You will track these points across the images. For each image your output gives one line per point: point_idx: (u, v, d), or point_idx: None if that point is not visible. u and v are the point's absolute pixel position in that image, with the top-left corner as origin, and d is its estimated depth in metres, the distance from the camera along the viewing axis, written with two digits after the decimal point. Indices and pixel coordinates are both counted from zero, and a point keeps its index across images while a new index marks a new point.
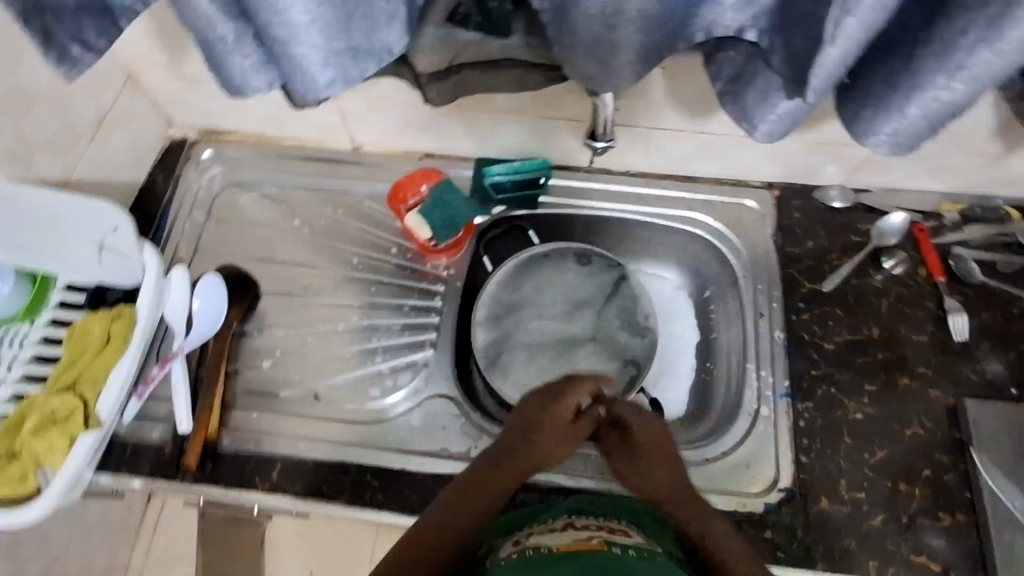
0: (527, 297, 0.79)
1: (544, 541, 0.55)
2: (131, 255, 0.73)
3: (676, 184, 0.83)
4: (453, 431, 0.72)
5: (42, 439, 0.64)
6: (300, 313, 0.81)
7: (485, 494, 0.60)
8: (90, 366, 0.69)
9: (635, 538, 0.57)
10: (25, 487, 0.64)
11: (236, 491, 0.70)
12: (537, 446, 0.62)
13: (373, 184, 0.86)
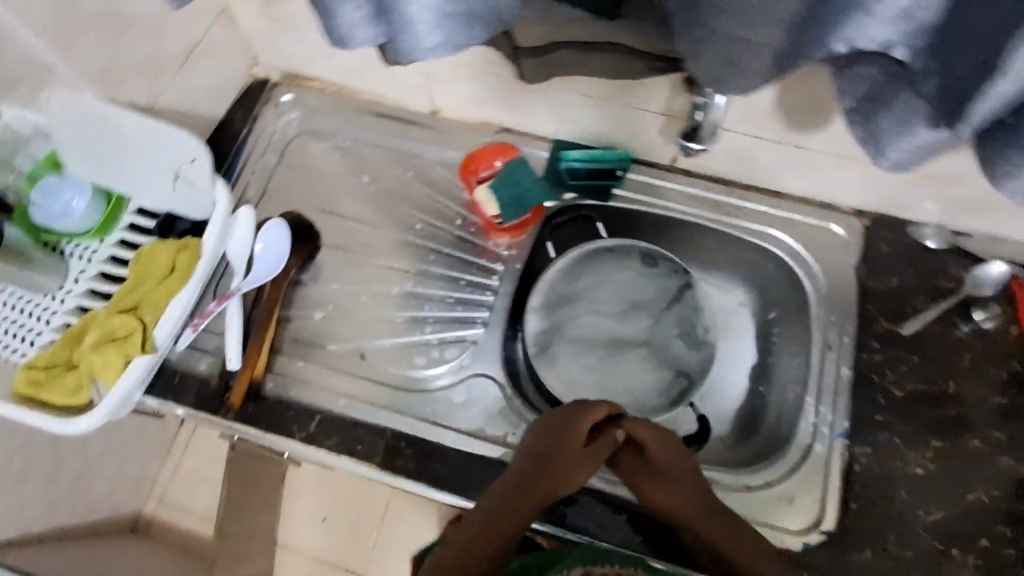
0: (584, 290, 0.77)
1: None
2: (202, 190, 0.73)
3: (759, 198, 0.79)
4: (490, 413, 0.72)
5: (100, 355, 0.66)
6: (357, 271, 0.81)
7: (511, 520, 0.59)
8: (151, 291, 0.70)
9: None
10: (78, 399, 0.66)
11: (271, 436, 0.69)
12: (557, 465, 0.61)
13: (446, 151, 0.84)
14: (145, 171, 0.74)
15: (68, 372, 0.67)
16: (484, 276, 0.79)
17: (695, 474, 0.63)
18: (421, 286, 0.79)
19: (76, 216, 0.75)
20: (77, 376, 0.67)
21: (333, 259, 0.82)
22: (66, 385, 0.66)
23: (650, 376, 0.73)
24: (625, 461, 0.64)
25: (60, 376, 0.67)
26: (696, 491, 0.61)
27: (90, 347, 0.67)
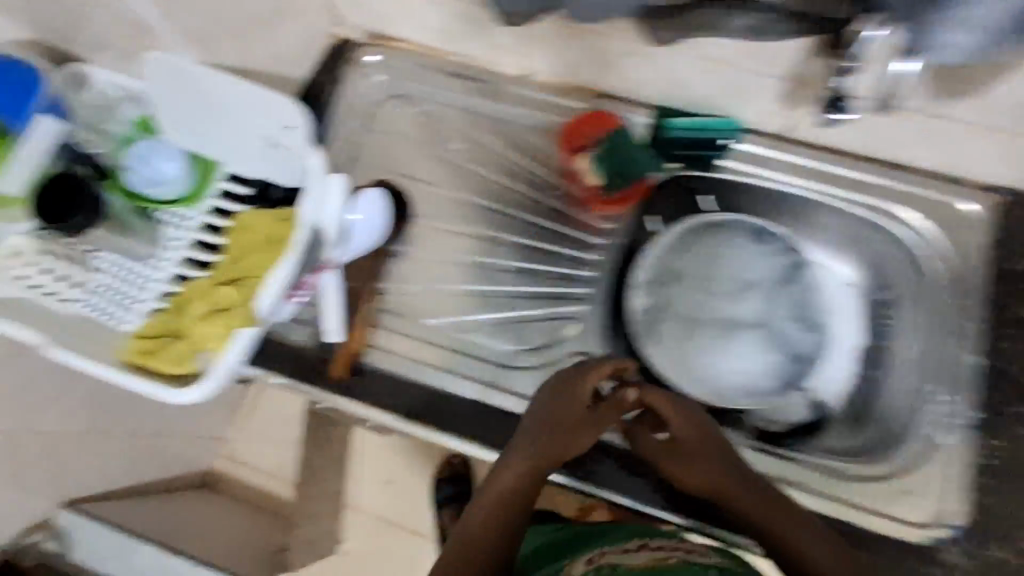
0: (692, 267, 0.75)
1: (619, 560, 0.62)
2: (297, 158, 0.69)
3: (880, 169, 0.71)
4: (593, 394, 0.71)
5: (207, 327, 0.66)
6: (451, 243, 0.80)
7: (528, 488, 0.64)
8: (252, 265, 0.68)
9: (711, 556, 0.62)
10: (184, 369, 0.66)
11: (376, 411, 0.71)
12: (573, 435, 0.65)
13: (542, 117, 0.80)
14: (239, 135, 0.71)
15: (175, 342, 0.67)
16: (583, 252, 0.77)
17: (718, 445, 0.65)
18: (520, 261, 0.78)
19: (171, 182, 0.73)
20: (184, 347, 0.66)
21: (424, 230, 0.80)
22: (174, 355, 0.66)
23: (763, 358, 0.71)
24: (640, 435, 0.68)
25: (168, 345, 0.67)
26: (714, 459, 0.64)
27: (196, 318, 0.66)
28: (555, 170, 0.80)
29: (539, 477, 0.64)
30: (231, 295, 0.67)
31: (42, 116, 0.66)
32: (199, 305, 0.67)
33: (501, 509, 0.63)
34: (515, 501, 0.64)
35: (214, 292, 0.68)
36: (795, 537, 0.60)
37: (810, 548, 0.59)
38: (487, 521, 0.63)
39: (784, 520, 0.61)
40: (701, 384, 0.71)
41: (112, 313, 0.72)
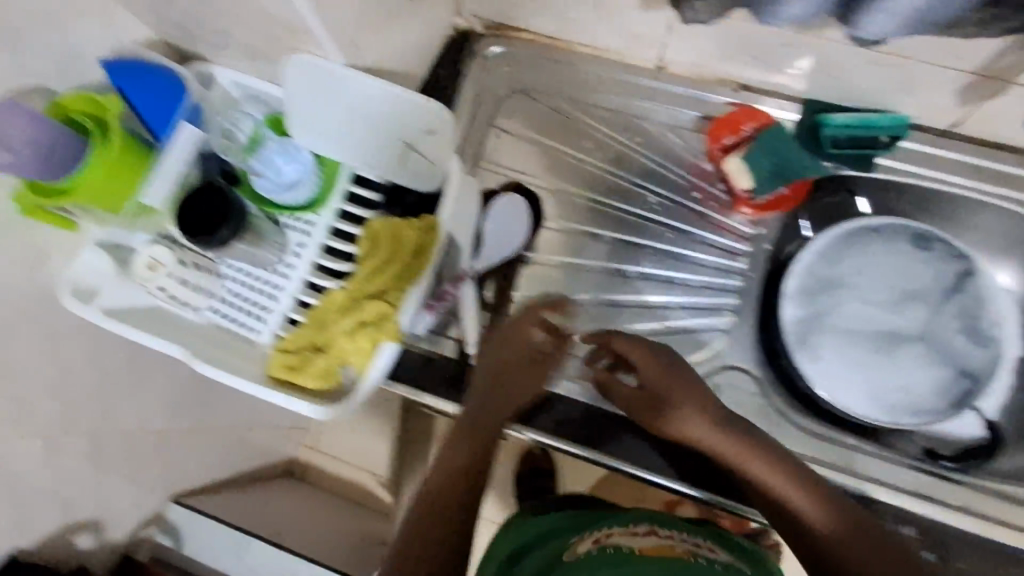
0: (848, 274, 0.70)
1: (623, 541, 0.61)
2: (436, 162, 0.68)
3: None
4: (749, 411, 0.68)
5: (351, 344, 0.65)
6: (583, 247, 0.76)
7: (482, 448, 0.65)
8: (389, 278, 0.67)
9: (719, 555, 0.62)
10: (331, 383, 0.66)
11: (522, 428, 0.67)
12: (518, 381, 0.66)
13: (682, 113, 0.75)
14: (374, 140, 0.69)
15: (319, 357, 0.67)
16: (730, 258, 0.73)
17: (699, 396, 0.62)
18: (660, 267, 0.74)
19: (301, 185, 0.71)
20: (329, 362, 0.66)
21: (555, 236, 0.76)
22: (319, 371, 0.66)
23: (927, 373, 0.67)
24: (614, 388, 0.66)
25: (312, 360, 0.66)
26: (686, 407, 0.62)
27: (338, 333, 0.66)
28: (696, 171, 0.75)
29: (488, 433, 0.65)
30: (371, 311, 0.65)
31: (183, 123, 0.63)
32: (338, 319, 0.67)
33: (445, 459, 0.65)
34: (456, 455, 0.65)
35: (353, 307, 0.67)
36: (804, 505, 0.57)
37: (812, 514, 0.57)
38: (455, 478, 0.64)
39: (773, 478, 0.59)
40: (864, 402, 0.67)
41: (244, 322, 0.73)
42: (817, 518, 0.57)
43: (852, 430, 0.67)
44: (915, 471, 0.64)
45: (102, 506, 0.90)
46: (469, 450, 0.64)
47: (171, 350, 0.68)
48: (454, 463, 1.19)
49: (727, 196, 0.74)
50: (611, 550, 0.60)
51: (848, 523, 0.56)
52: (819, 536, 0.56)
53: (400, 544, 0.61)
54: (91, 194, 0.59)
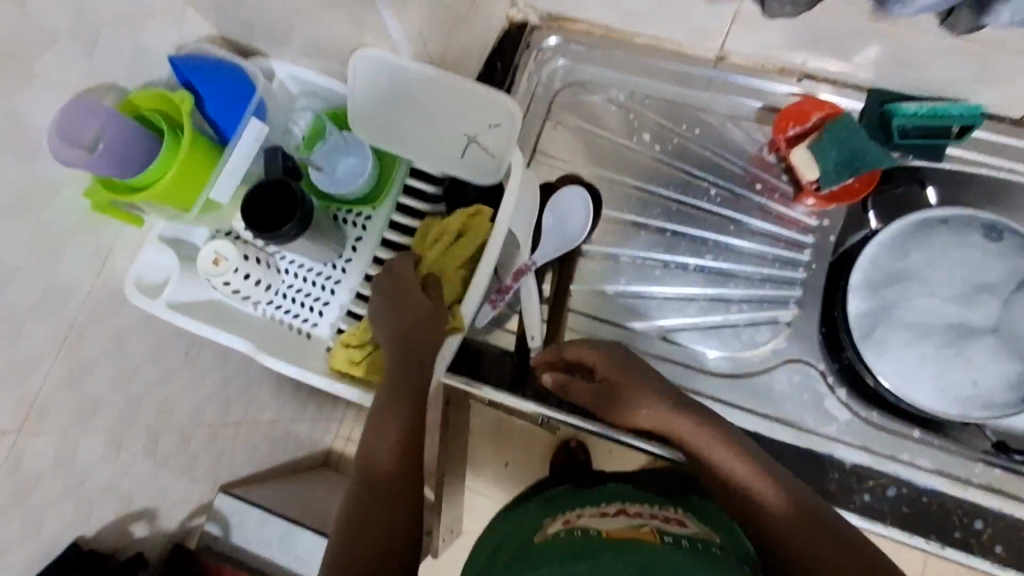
0: (917, 266, 0.68)
1: (593, 525, 0.58)
2: (497, 155, 0.67)
3: None
4: (814, 405, 0.67)
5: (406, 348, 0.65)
6: (640, 239, 0.74)
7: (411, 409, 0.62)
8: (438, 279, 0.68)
9: (689, 529, 0.59)
10: None
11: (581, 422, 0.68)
12: (421, 349, 0.63)
13: (744, 103, 0.75)
14: (436, 135, 0.68)
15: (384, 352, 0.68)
16: (794, 251, 0.71)
17: (651, 385, 0.63)
18: (723, 260, 0.72)
19: (355, 183, 0.71)
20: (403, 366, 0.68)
21: (614, 227, 0.75)
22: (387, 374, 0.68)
23: (1000, 367, 0.65)
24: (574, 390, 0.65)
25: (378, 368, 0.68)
26: (641, 393, 0.63)
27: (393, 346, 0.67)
28: (757, 162, 0.74)
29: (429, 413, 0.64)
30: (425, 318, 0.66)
31: (252, 118, 0.62)
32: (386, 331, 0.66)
33: (372, 422, 0.62)
34: (383, 425, 0.62)
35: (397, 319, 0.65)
36: (750, 479, 0.56)
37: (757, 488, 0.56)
38: (378, 455, 0.61)
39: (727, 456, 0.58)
40: (934, 397, 0.65)
41: (302, 316, 0.74)
42: (771, 498, 0.55)
43: (922, 426, 0.65)
44: (984, 465, 0.63)
45: (155, 497, 0.91)
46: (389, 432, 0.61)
47: (236, 344, 0.69)
48: (492, 452, 1.21)
49: (790, 187, 0.73)
50: (580, 534, 0.57)
51: (799, 502, 0.55)
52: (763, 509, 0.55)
53: (345, 522, 0.58)
54: (166, 189, 0.60)
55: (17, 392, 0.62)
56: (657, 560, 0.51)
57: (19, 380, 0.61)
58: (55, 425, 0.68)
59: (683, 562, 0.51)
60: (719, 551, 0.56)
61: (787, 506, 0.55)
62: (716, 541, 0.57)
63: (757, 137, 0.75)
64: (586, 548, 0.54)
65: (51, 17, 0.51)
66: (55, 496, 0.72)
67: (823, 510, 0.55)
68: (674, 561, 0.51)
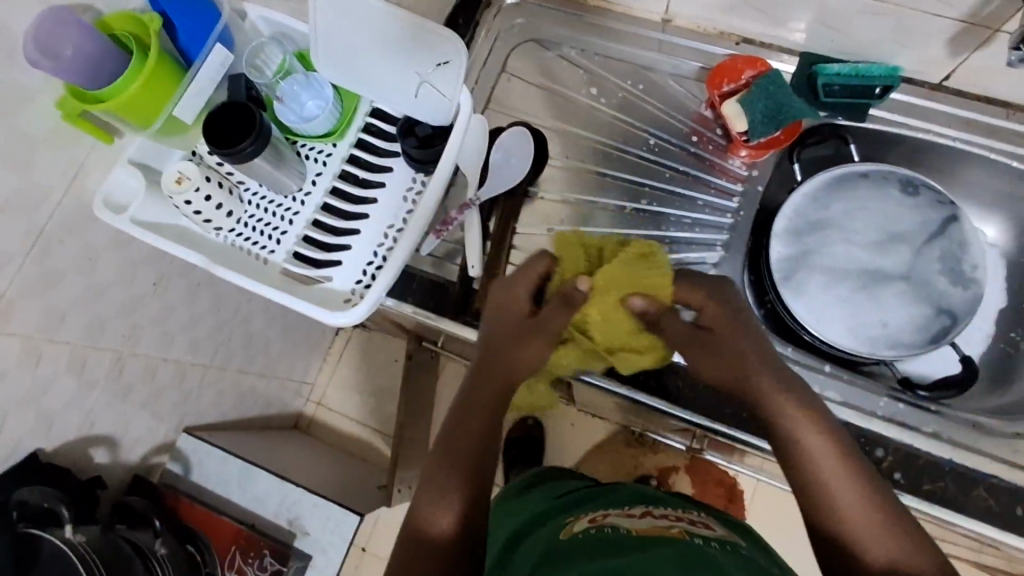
0: (836, 216, 0.73)
1: (620, 523, 0.60)
2: (448, 95, 0.72)
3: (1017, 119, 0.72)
4: None
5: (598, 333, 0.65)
6: (585, 185, 0.79)
7: (459, 459, 0.62)
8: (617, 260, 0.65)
9: (716, 530, 0.61)
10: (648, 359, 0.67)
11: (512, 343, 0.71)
12: (484, 395, 0.65)
13: (686, 63, 0.79)
14: (391, 74, 0.73)
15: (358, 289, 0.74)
16: (726, 198, 0.76)
17: (744, 344, 0.61)
18: (658, 205, 0.77)
19: (317, 118, 0.77)
20: (626, 359, 0.66)
21: (557, 172, 0.80)
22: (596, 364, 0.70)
23: (909, 311, 0.70)
24: (666, 322, 0.64)
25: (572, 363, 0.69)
26: (732, 343, 0.62)
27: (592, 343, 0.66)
28: (696, 117, 0.79)
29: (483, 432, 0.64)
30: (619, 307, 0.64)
31: (216, 44, 0.68)
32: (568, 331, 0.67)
33: (423, 501, 0.60)
34: (444, 491, 0.60)
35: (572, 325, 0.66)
36: (848, 504, 0.54)
37: (855, 513, 0.54)
38: (442, 520, 0.58)
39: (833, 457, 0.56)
40: (844, 335, 0.70)
41: (260, 244, 0.77)
42: (845, 503, 0.54)
43: (835, 362, 0.70)
44: (889, 399, 0.67)
45: (118, 425, 0.93)
46: (436, 491, 0.60)
47: (193, 258, 0.73)
48: None
49: (723, 140, 0.78)
50: (608, 530, 0.59)
51: (905, 543, 0.52)
52: (860, 534, 0.53)
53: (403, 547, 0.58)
54: (128, 103, 0.63)
55: None
56: (690, 550, 0.53)
57: None
58: (14, 328, 0.70)
59: (719, 556, 0.53)
60: (750, 553, 0.57)
61: (886, 536, 0.52)
62: (742, 543, 0.60)
63: (697, 95, 0.79)
64: (617, 543, 0.56)
65: None
66: (16, 401, 0.74)
67: (920, 551, 0.52)
68: (712, 555, 0.52)
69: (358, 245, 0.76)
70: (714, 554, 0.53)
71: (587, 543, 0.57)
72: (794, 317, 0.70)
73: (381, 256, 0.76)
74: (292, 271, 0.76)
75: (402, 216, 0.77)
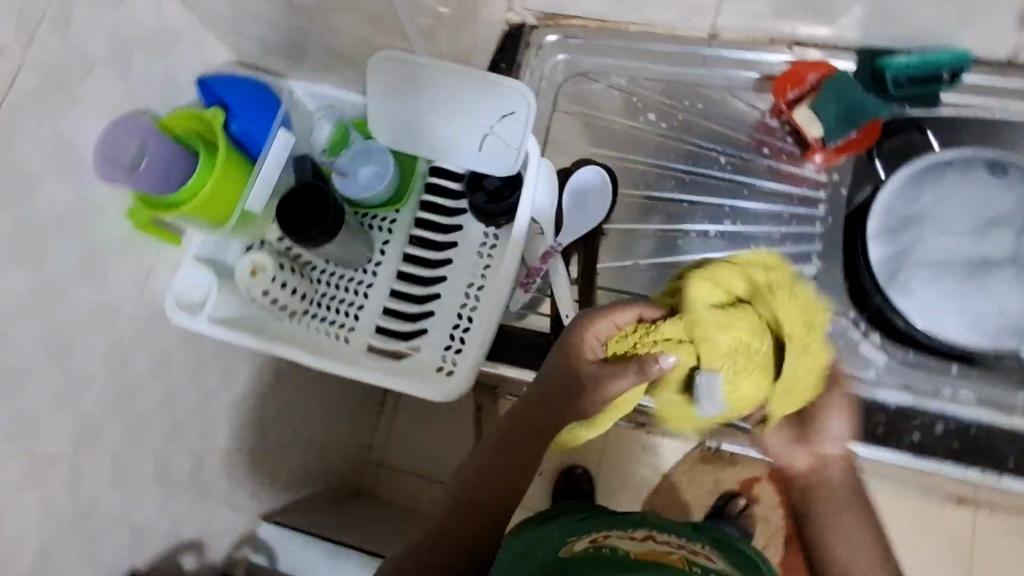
0: (930, 209, 0.70)
1: (620, 545, 0.56)
2: (515, 144, 0.69)
3: None
4: (850, 351, 0.70)
5: (737, 333, 0.52)
6: (658, 210, 0.78)
7: (487, 499, 0.62)
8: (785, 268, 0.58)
9: (718, 563, 0.57)
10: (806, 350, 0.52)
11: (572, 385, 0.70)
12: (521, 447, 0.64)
13: (740, 75, 0.78)
14: (450, 130, 0.71)
15: (450, 361, 0.72)
16: (809, 207, 0.75)
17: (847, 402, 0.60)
18: (742, 224, 0.76)
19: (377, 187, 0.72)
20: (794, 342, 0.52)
21: (632, 204, 0.79)
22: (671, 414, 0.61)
23: None
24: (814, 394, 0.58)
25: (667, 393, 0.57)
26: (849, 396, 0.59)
27: (729, 331, 0.52)
28: (761, 127, 0.78)
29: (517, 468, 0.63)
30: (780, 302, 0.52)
31: (280, 129, 0.68)
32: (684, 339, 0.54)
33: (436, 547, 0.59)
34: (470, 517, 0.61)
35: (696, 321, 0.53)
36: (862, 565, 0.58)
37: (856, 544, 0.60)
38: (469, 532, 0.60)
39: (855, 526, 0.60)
40: (966, 331, 0.67)
41: (339, 322, 0.75)
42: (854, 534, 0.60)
43: (960, 360, 0.69)
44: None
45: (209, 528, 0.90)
46: (463, 511, 0.61)
47: (281, 349, 0.69)
48: None
49: (796, 148, 0.77)
50: (606, 550, 0.55)
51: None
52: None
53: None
54: (202, 204, 0.63)
55: (73, 413, 0.61)
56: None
57: (72, 401, 0.61)
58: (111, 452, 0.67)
59: None
60: None
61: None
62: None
63: (758, 105, 0.78)
64: (612, 564, 0.52)
65: (93, 41, 0.54)
66: (114, 521, 0.69)
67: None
68: None
69: (443, 309, 0.74)
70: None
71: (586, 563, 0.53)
72: (911, 322, 0.67)
73: (466, 316, 0.73)
74: (379, 347, 0.74)
75: (481, 273, 0.74)
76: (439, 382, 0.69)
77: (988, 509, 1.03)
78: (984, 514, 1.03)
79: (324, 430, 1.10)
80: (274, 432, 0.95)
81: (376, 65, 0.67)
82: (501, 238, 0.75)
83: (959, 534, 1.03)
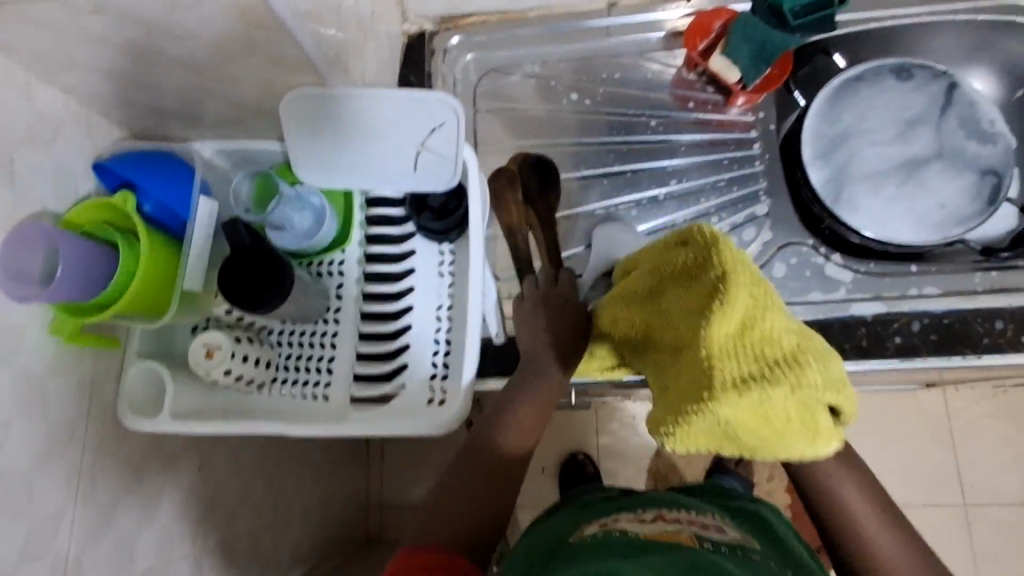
0: (853, 124, 0.76)
1: (628, 527, 0.54)
2: (450, 155, 0.67)
3: None
4: (820, 276, 0.74)
5: (755, 293, 0.39)
6: (604, 186, 0.79)
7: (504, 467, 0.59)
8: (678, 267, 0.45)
9: (728, 534, 0.55)
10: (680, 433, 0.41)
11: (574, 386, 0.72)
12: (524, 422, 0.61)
13: (646, 38, 0.79)
14: (377, 153, 0.68)
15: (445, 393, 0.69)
16: (745, 149, 0.79)
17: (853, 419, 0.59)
18: (686, 181, 0.78)
19: (319, 231, 0.69)
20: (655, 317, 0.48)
21: (573, 188, 0.79)
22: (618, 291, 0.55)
23: (954, 183, 0.75)
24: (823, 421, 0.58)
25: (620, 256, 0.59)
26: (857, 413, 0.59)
27: (697, 311, 0.41)
28: (678, 83, 0.79)
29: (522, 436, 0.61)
30: (744, 379, 0.38)
31: (200, 195, 0.64)
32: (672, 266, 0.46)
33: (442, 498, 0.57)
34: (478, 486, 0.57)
35: (728, 273, 0.40)
36: None
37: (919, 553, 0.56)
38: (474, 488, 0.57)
39: None
40: (915, 231, 0.73)
41: (312, 381, 0.71)
42: None
43: (916, 259, 0.74)
44: (980, 272, 0.72)
45: None
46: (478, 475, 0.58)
47: (237, 428, 0.63)
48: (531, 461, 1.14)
49: (718, 95, 0.79)
50: (615, 534, 0.53)
51: None
52: None
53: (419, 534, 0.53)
54: (137, 297, 0.59)
55: (48, 559, 0.54)
56: (688, 555, 0.47)
57: (41, 549, 0.54)
58: None
59: (722, 560, 0.47)
60: (761, 558, 0.52)
61: None
62: (756, 547, 0.54)
63: (669, 63, 0.80)
64: (618, 546, 0.50)
65: None
66: None
67: None
68: (710, 560, 0.46)
69: (419, 337, 0.72)
70: (721, 562, 0.46)
71: (588, 547, 0.52)
72: (863, 235, 0.72)
73: (444, 340, 0.71)
74: (361, 396, 0.71)
75: (448, 293, 0.73)
76: (415, 417, 0.66)
77: (955, 386, 1.09)
78: (953, 391, 1.10)
79: (318, 492, 1.03)
80: (270, 511, 0.88)
81: (301, 98, 0.63)
82: (458, 252, 0.73)
83: (936, 414, 1.10)
